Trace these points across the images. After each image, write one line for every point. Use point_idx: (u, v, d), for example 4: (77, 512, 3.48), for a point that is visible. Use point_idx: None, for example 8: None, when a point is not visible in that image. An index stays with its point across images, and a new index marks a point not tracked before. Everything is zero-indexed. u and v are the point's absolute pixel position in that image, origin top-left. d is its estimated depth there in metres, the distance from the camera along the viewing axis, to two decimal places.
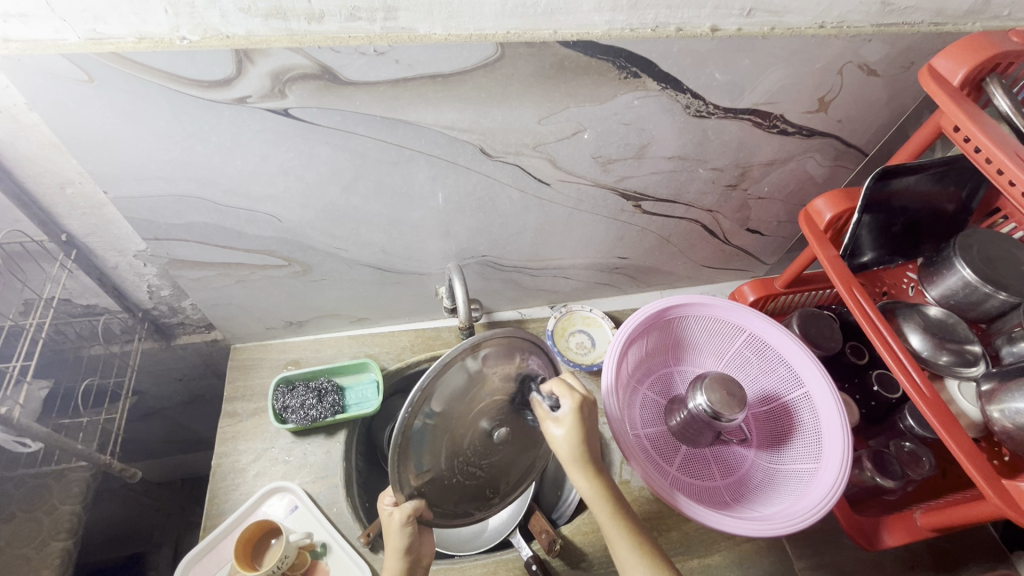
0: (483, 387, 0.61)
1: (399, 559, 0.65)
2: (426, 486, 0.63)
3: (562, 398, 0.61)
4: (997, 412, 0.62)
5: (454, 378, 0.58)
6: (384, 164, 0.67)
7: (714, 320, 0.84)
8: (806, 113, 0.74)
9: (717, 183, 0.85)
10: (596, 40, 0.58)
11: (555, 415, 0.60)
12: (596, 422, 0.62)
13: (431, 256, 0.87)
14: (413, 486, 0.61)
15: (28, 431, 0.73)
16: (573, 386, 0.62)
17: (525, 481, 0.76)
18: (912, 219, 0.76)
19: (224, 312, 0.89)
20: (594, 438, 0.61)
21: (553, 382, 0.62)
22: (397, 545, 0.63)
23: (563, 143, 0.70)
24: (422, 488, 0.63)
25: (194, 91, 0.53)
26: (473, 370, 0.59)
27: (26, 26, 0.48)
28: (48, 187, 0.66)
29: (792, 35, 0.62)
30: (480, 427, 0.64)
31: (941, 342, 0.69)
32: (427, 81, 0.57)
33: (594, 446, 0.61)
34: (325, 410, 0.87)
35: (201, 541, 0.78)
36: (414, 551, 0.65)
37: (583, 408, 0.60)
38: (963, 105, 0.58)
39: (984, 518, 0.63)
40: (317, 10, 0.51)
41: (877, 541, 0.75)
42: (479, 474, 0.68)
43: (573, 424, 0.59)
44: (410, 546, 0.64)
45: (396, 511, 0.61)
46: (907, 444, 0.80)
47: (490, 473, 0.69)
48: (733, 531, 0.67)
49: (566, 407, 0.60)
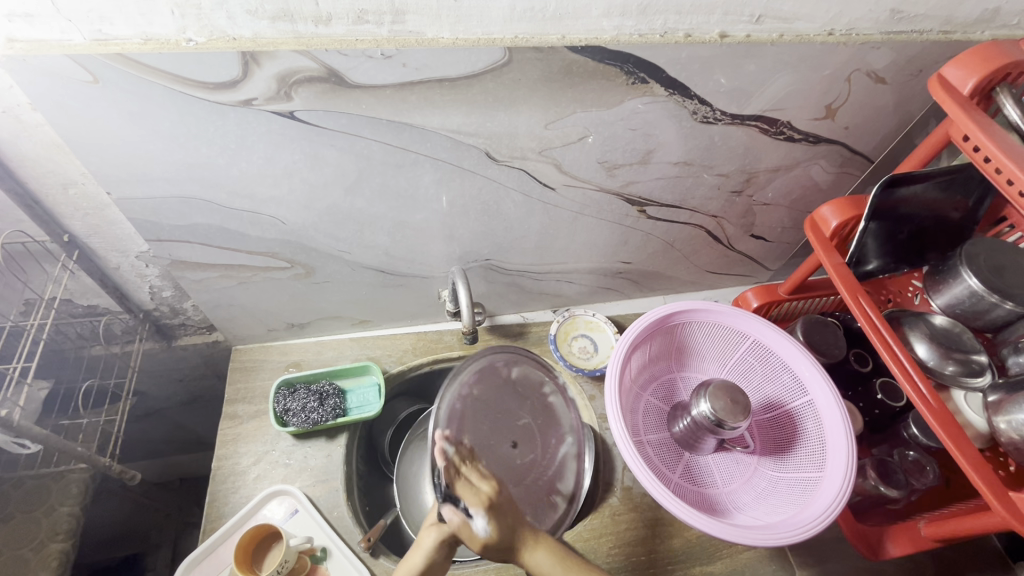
0: (522, 392, 0.75)
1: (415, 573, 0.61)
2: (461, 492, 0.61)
3: (473, 511, 0.60)
4: (1004, 423, 0.61)
5: (483, 367, 0.71)
6: (388, 167, 0.66)
7: (718, 326, 0.84)
8: (813, 120, 0.74)
9: (722, 189, 0.84)
10: (605, 45, 0.57)
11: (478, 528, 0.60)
12: (508, 503, 0.63)
13: (434, 258, 0.86)
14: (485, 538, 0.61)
15: (28, 433, 0.72)
16: (473, 485, 0.61)
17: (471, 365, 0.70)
18: (919, 226, 0.75)
19: (226, 313, 0.89)
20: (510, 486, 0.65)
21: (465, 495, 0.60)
22: (421, 554, 0.61)
23: (569, 148, 0.69)
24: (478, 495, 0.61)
25: (200, 93, 0.53)
26: (486, 355, 0.72)
27: (31, 26, 0.47)
28: (50, 187, 0.66)
29: (801, 41, 0.62)
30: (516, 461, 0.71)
31: (947, 352, 0.68)
32: (433, 85, 0.57)
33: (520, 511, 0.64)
34: (326, 412, 0.87)
35: (200, 544, 0.77)
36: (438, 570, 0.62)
37: (495, 501, 0.61)
38: (973, 115, 0.57)
39: (989, 530, 0.62)
40: (325, 13, 0.50)
41: (880, 552, 0.76)
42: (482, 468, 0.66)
43: (495, 530, 0.60)
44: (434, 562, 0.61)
45: (433, 530, 0.62)
46: (911, 453, 0.79)
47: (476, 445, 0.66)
48: (739, 540, 0.65)
49: (481, 519, 0.60)
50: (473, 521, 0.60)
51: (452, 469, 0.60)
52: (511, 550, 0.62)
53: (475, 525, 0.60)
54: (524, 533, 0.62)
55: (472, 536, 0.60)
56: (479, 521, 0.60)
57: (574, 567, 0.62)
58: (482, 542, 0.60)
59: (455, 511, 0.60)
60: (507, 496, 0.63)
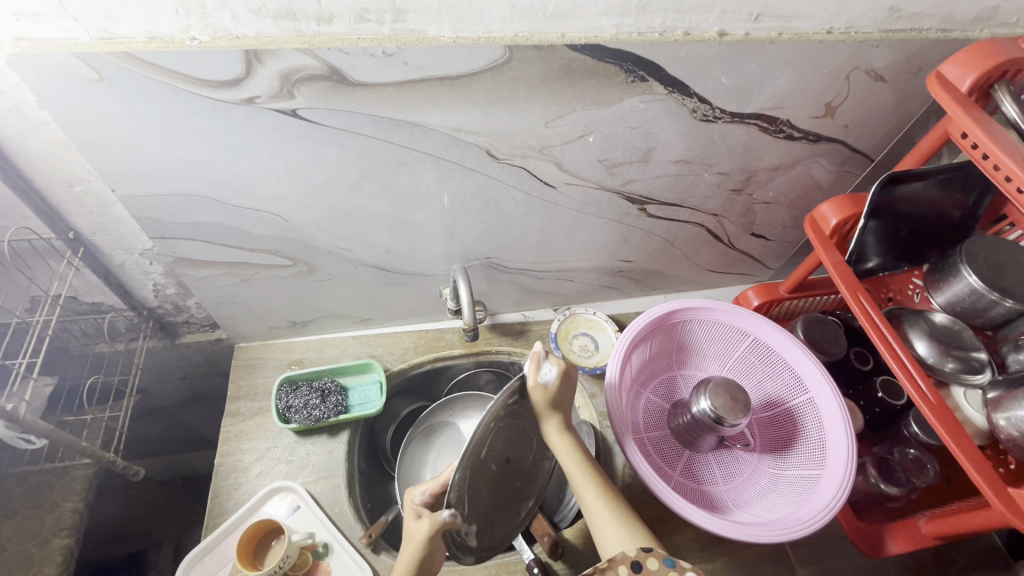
0: None
1: (417, 562, 0.55)
2: (472, 478, 0.59)
3: (552, 361, 0.62)
4: (1004, 420, 0.61)
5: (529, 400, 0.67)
6: (390, 165, 0.67)
7: (718, 324, 0.84)
8: (812, 118, 0.74)
9: (722, 187, 0.85)
10: (604, 44, 0.58)
11: (543, 379, 0.61)
12: (573, 386, 0.65)
13: (435, 256, 0.86)
14: (501, 545, 0.70)
15: (34, 428, 0.73)
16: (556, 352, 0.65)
17: (499, 438, 0.61)
18: (918, 224, 0.75)
19: (229, 311, 0.90)
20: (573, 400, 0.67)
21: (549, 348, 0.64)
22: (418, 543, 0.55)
23: (569, 146, 0.70)
24: (474, 529, 0.62)
25: (203, 91, 0.53)
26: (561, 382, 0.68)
27: (38, 25, 0.48)
28: (56, 185, 0.67)
29: (800, 40, 0.62)
30: (520, 474, 0.69)
31: (946, 350, 0.68)
32: (435, 83, 0.58)
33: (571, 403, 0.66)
34: (328, 410, 0.88)
35: (202, 541, 0.78)
36: (431, 564, 0.57)
37: (568, 373, 0.63)
38: (972, 112, 0.58)
39: (989, 527, 0.62)
40: (327, 12, 0.51)
41: (882, 549, 0.74)
42: (494, 497, 0.65)
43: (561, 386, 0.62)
44: (428, 554, 0.56)
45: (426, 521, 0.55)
46: (911, 451, 0.79)
47: (481, 484, 0.61)
48: (736, 536, 0.64)
49: (557, 371, 0.61)
50: (548, 372, 0.62)
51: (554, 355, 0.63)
52: (547, 415, 0.63)
53: (547, 371, 0.61)
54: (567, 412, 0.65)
55: (536, 382, 0.61)
56: (553, 373, 0.61)
57: (588, 470, 0.63)
58: (542, 389, 0.61)
59: (540, 352, 0.61)
60: (573, 382, 0.65)
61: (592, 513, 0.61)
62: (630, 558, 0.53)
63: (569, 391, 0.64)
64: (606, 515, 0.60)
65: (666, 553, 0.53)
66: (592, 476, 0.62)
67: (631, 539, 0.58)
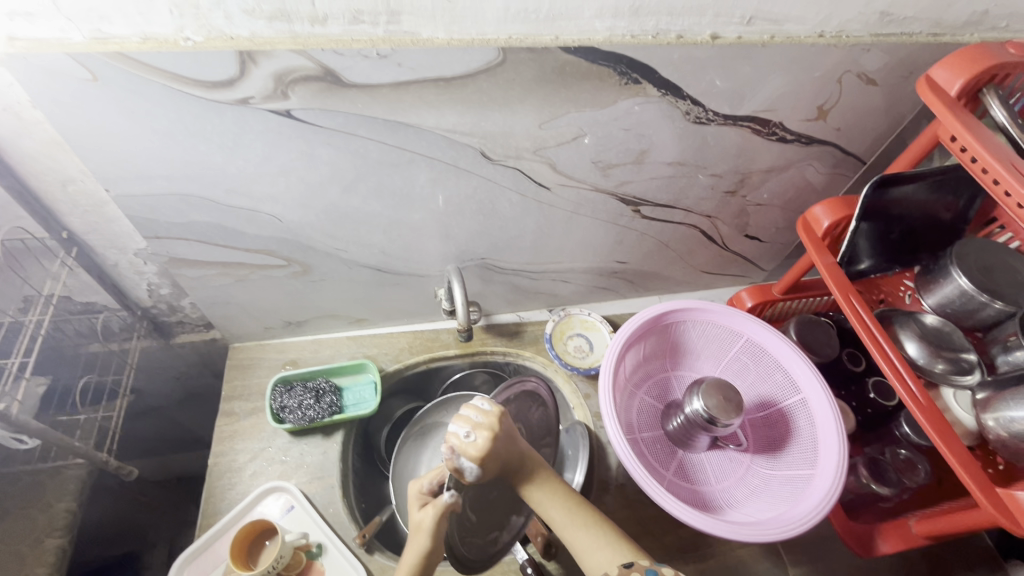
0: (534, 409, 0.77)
1: (423, 555, 0.57)
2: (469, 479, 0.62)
3: (466, 457, 0.56)
4: (992, 420, 0.62)
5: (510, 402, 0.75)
6: (384, 165, 0.67)
7: (711, 324, 0.84)
8: (805, 121, 0.75)
9: (716, 189, 0.85)
10: (598, 46, 0.58)
11: (465, 474, 0.56)
12: (513, 446, 0.59)
13: (430, 257, 0.87)
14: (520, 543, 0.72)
15: (27, 428, 0.73)
16: (475, 423, 0.57)
17: None
18: (909, 227, 0.76)
19: (224, 311, 0.90)
20: (522, 443, 0.61)
21: (462, 424, 0.57)
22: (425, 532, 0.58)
23: (563, 148, 0.70)
24: (481, 526, 0.66)
25: (198, 91, 0.54)
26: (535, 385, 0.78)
27: (31, 24, 0.48)
28: (49, 184, 0.67)
29: (793, 43, 0.63)
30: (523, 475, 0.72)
31: (936, 351, 0.69)
32: (429, 84, 0.58)
33: (523, 449, 0.61)
34: (321, 410, 0.87)
35: (196, 541, 0.78)
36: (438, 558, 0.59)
37: (491, 452, 0.56)
38: (961, 116, 0.58)
39: (978, 527, 0.62)
40: (321, 13, 0.51)
41: (872, 548, 0.75)
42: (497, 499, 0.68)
43: (486, 475, 0.57)
44: (437, 541, 0.58)
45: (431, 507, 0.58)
46: (902, 452, 0.80)
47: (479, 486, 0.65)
48: (726, 536, 0.65)
49: (474, 466, 0.56)
50: (466, 468, 0.56)
51: (478, 423, 0.57)
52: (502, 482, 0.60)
53: (465, 469, 0.56)
54: (521, 465, 0.60)
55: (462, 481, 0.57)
56: (473, 468, 0.56)
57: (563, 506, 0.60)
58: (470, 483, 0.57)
59: (448, 454, 0.56)
60: (511, 445, 0.59)
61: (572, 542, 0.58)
62: None
63: (510, 449, 0.59)
64: (587, 539, 0.57)
65: (648, 566, 0.53)
66: (567, 504, 0.60)
67: (616, 556, 0.55)
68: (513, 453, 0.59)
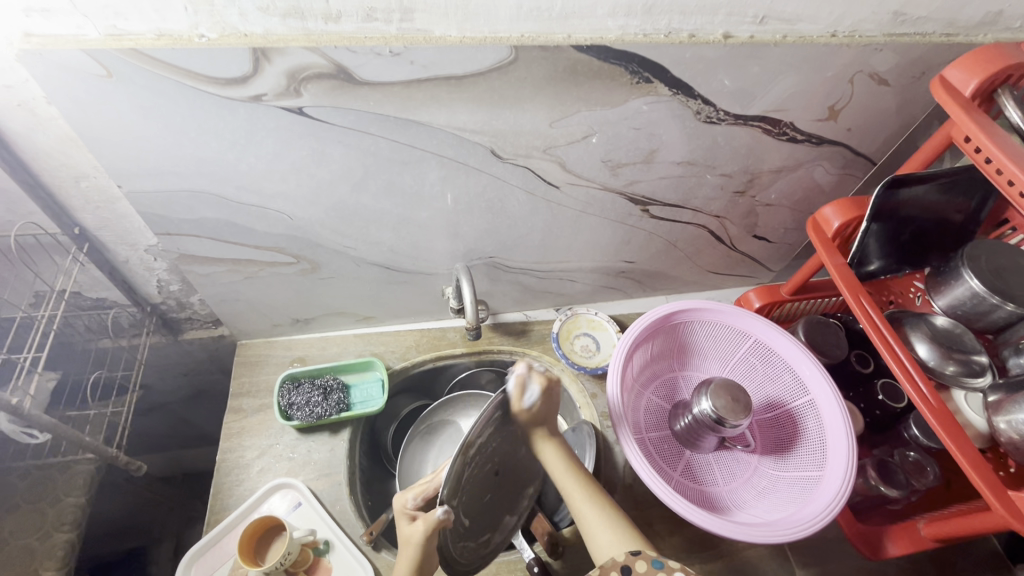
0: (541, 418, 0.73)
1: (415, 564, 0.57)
2: (463, 492, 0.59)
3: (534, 384, 0.61)
4: (1004, 423, 0.62)
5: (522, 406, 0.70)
6: (395, 164, 0.67)
7: (720, 325, 0.84)
8: (816, 121, 0.74)
9: (725, 189, 0.85)
10: (610, 45, 0.58)
11: (528, 399, 0.61)
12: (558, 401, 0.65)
13: (438, 256, 0.87)
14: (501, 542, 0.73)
15: (38, 422, 0.73)
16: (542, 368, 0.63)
17: (482, 458, 0.60)
18: (919, 228, 0.75)
19: (232, 308, 0.90)
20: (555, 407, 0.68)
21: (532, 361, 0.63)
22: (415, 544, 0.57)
23: (573, 147, 0.70)
24: (470, 534, 0.64)
25: (211, 88, 0.54)
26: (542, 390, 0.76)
27: (48, 21, 0.48)
28: (62, 180, 0.67)
29: (805, 43, 0.63)
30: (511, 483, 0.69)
31: (947, 353, 0.68)
32: (441, 83, 0.58)
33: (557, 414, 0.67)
34: (330, 407, 0.88)
35: (204, 536, 0.78)
36: (432, 561, 0.59)
37: (552, 392, 0.63)
38: (975, 116, 0.58)
39: (990, 530, 0.62)
40: (335, 10, 0.51)
41: (881, 551, 0.75)
42: (487, 505, 0.66)
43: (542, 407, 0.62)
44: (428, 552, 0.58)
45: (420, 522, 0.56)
46: (911, 454, 0.80)
47: (471, 496, 0.61)
48: (735, 537, 0.65)
49: (539, 391, 0.61)
50: (530, 392, 0.61)
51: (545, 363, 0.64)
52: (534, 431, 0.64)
53: (529, 394, 0.61)
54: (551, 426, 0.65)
55: (519, 404, 0.61)
56: (535, 396, 0.61)
57: (579, 479, 0.63)
58: (525, 410, 0.61)
59: (522, 372, 0.60)
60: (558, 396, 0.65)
61: (581, 517, 0.60)
62: (620, 564, 0.52)
63: (556, 403, 0.65)
64: (595, 517, 0.59)
65: (654, 556, 0.52)
66: (582, 482, 0.63)
67: (622, 539, 0.57)
68: (554, 408, 0.65)
